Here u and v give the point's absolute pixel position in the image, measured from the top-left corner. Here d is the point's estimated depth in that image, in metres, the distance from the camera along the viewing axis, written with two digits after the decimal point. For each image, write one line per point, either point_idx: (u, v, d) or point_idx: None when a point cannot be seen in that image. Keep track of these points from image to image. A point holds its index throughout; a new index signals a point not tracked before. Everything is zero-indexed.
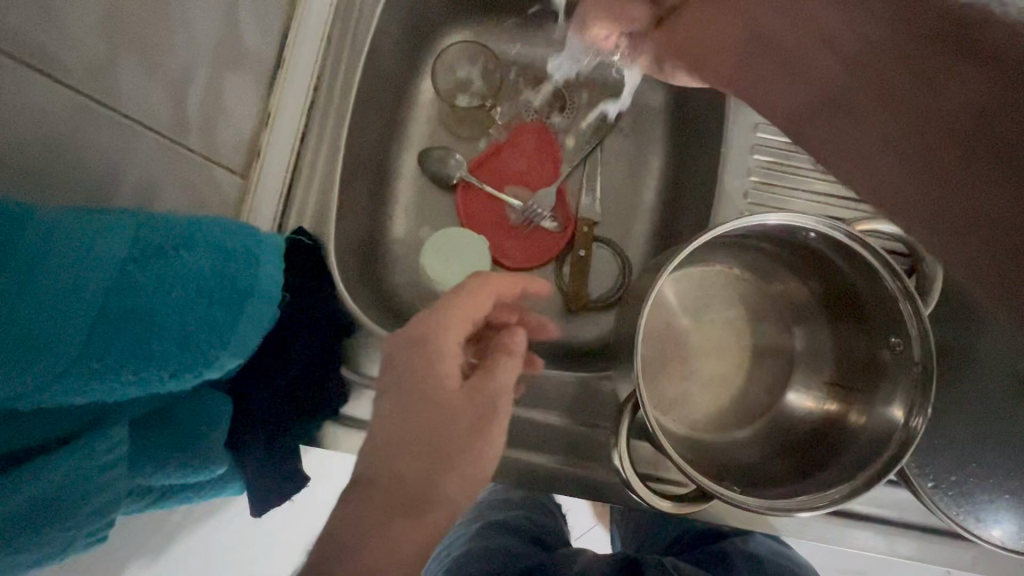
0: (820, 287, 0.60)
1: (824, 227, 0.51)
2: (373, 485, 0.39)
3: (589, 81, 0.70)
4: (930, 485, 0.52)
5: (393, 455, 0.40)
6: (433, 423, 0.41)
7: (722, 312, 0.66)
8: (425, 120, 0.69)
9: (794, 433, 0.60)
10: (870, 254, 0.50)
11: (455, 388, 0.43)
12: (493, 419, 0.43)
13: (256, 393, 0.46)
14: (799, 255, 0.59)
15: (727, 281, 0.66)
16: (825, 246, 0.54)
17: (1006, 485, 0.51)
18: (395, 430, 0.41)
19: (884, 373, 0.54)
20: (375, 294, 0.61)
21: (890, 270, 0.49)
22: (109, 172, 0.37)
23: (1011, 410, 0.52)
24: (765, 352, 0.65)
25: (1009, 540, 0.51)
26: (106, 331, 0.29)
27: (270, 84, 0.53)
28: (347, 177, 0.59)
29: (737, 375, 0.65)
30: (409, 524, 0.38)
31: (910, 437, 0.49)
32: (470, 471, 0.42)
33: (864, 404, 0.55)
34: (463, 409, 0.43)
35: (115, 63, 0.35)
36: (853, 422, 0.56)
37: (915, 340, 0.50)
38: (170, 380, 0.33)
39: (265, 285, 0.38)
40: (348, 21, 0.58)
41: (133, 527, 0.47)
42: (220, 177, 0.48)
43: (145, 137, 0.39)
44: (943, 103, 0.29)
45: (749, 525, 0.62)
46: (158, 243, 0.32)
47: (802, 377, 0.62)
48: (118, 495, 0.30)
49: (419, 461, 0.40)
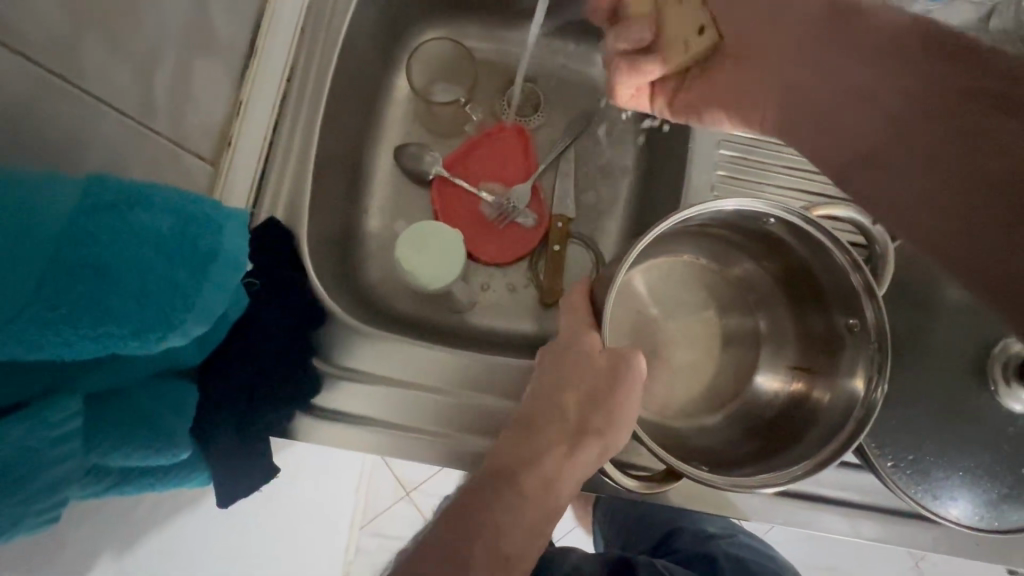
0: (778, 267, 0.55)
1: (779, 211, 0.47)
2: (540, 427, 0.44)
3: (561, 85, 0.75)
4: (889, 464, 0.50)
5: (559, 399, 0.45)
6: (588, 383, 0.45)
7: (688, 302, 0.60)
8: (400, 116, 0.73)
9: (760, 417, 0.54)
10: (824, 235, 0.47)
11: (602, 358, 0.45)
12: (633, 390, 0.45)
13: (224, 381, 0.49)
14: (756, 241, 0.55)
15: (691, 267, 0.60)
16: (782, 231, 0.51)
17: (962, 462, 0.50)
18: (557, 386, 0.45)
19: (844, 347, 0.50)
20: (349, 286, 0.64)
21: (840, 243, 0.47)
22: (72, 147, 0.38)
23: (967, 394, 0.52)
24: (731, 339, 0.59)
25: (966, 517, 0.50)
26: (62, 280, 0.30)
27: (242, 76, 0.56)
28: (322, 166, 0.61)
29: (708, 363, 0.59)
30: (569, 455, 0.43)
31: (869, 412, 0.45)
32: (619, 420, 0.44)
33: (827, 381, 0.51)
34: (605, 375, 0.45)
35: (80, 45, 0.37)
36: (818, 402, 0.51)
37: (874, 319, 0.47)
38: (132, 338, 0.34)
39: (229, 250, 0.39)
40: (321, 15, 0.60)
41: (98, 517, 0.43)
42: (187, 163, 0.50)
43: (109, 115, 0.41)
44: (967, 141, 0.34)
45: (717, 508, 0.56)
46: (111, 201, 0.33)
47: (768, 359, 0.56)
48: (69, 471, 0.32)
49: (580, 401, 0.44)
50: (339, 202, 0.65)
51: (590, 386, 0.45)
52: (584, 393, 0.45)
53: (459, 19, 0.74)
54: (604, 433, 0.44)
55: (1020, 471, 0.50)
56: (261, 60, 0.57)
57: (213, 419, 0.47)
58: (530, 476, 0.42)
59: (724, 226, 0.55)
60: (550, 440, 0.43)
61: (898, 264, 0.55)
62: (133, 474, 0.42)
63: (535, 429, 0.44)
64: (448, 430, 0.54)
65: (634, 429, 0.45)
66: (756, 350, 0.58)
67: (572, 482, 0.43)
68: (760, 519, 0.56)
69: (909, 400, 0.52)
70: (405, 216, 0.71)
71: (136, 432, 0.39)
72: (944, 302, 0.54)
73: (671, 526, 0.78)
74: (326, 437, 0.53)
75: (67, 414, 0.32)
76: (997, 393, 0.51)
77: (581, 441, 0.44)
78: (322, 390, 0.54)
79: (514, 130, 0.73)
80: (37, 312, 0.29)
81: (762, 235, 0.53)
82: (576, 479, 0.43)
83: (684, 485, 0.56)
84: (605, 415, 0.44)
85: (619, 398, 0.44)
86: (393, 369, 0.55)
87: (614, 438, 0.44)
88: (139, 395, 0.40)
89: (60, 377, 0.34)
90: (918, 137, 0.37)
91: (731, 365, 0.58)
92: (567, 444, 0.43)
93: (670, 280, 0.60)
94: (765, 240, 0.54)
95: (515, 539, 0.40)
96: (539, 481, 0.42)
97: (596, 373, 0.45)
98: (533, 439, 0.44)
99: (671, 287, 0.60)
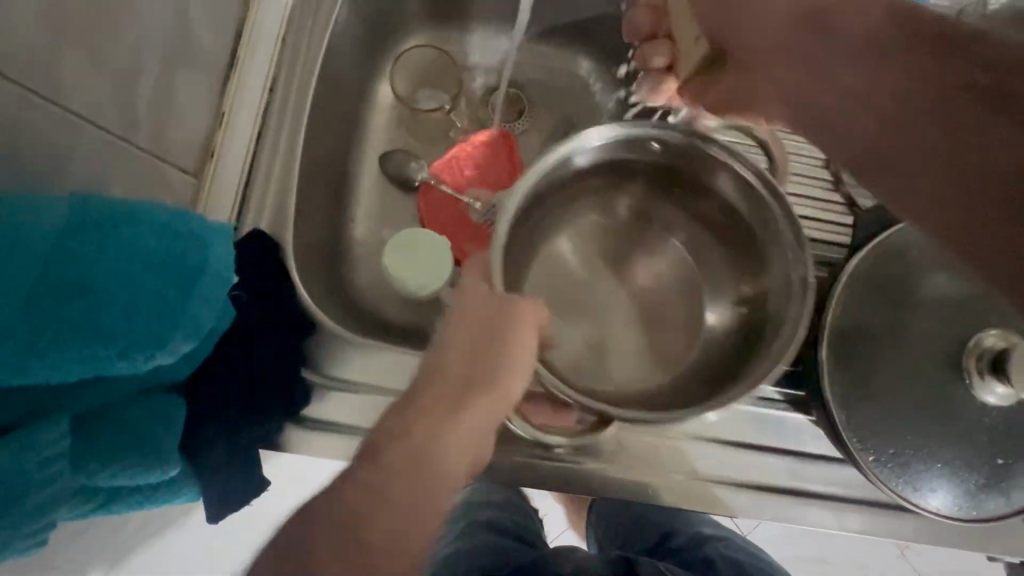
0: (686, 201, 0.56)
1: (637, 130, 0.51)
2: (428, 388, 0.42)
3: (545, 90, 0.76)
4: (871, 458, 0.52)
5: (444, 362, 0.43)
6: (479, 326, 0.44)
7: (623, 274, 0.60)
8: (385, 123, 0.73)
9: (719, 359, 0.53)
10: (681, 133, 0.51)
11: (488, 292, 0.45)
12: (512, 341, 0.43)
13: (214, 395, 0.48)
14: (661, 186, 0.56)
15: (610, 231, 0.60)
16: (665, 157, 0.53)
17: (940, 453, 0.52)
18: (454, 343, 0.43)
19: (767, 248, 0.51)
20: (338, 295, 0.64)
21: (686, 128, 0.51)
22: (53, 165, 0.38)
23: (945, 387, 0.53)
24: (674, 290, 0.59)
25: (945, 507, 0.51)
26: (50, 301, 0.31)
27: (224, 87, 0.56)
28: (307, 175, 0.61)
29: (648, 326, 0.58)
30: (450, 415, 0.41)
31: (807, 283, 0.47)
32: (508, 366, 0.42)
33: (767, 286, 0.52)
34: (487, 312, 0.44)
35: (60, 61, 0.37)
36: (768, 306, 0.51)
37: (752, 173, 0.50)
38: (120, 357, 0.33)
39: (218, 265, 0.39)
40: (303, 23, 0.60)
41: (84, 538, 0.43)
42: (170, 176, 0.50)
43: (91, 131, 0.40)
44: (967, 138, 0.36)
45: (706, 506, 0.57)
46: (98, 219, 0.33)
47: (712, 294, 0.57)
48: (58, 494, 0.32)
49: (465, 356, 0.43)
50: (325, 211, 0.65)
51: (482, 327, 0.43)
52: (464, 349, 0.43)
53: (442, 26, 0.74)
54: (489, 381, 0.42)
55: (995, 461, 0.52)
56: (243, 70, 0.57)
57: (204, 434, 0.47)
58: (416, 450, 0.39)
59: (625, 174, 0.56)
60: (430, 398, 0.42)
61: (886, 263, 0.56)
62: (122, 493, 0.42)
63: (417, 389, 0.42)
64: None
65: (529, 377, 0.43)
66: (693, 279, 0.58)
67: (455, 449, 0.40)
68: (747, 515, 0.57)
69: (890, 395, 0.53)
70: (392, 223, 0.71)
71: (126, 450, 0.39)
72: (923, 298, 0.55)
73: (670, 528, 0.79)
74: (317, 449, 0.52)
75: (55, 437, 0.32)
76: (970, 385, 0.52)
77: (467, 396, 0.41)
78: (311, 401, 0.54)
79: (500, 135, 0.73)
80: (23, 333, 0.29)
81: (654, 176, 0.55)
82: (461, 436, 0.40)
83: (675, 484, 0.57)
84: (485, 364, 0.42)
85: (503, 342, 0.43)
86: (382, 376, 0.56)
87: (506, 384, 0.42)
88: (130, 412, 0.39)
89: (51, 398, 0.34)
90: (909, 135, 0.39)
91: (689, 328, 0.57)
92: (447, 408, 0.41)
93: (599, 244, 0.60)
94: (662, 180, 0.55)
95: (389, 512, 0.37)
96: (426, 454, 0.39)
97: (472, 313, 0.44)
98: (427, 406, 0.41)
99: (611, 247, 0.60)
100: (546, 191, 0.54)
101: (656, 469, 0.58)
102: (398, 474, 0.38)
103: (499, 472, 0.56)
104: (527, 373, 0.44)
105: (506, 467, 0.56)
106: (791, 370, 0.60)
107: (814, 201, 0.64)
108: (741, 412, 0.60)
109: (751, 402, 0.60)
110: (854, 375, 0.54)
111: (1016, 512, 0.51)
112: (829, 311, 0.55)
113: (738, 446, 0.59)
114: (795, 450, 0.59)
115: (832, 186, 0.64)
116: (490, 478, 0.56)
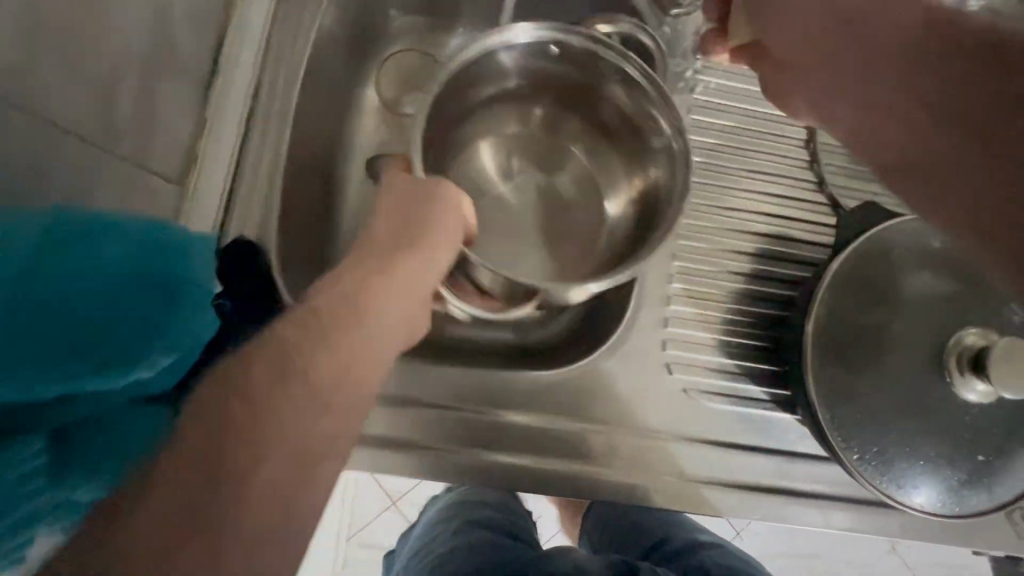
0: (584, 120, 0.61)
1: (555, 28, 0.53)
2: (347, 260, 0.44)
3: None
4: (855, 457, 0.52)
5: (371, 228, 0.46)
6: (400, 205, 0.47)
7: (539, 182, 0.65)
8: (371, 126, 0.72)
9: (620, 243, 0.60)
10: (591, 38, 0.53)
11: (406, 178, 0.48)
12: (432, 202, 0.47)
13: None
14: (561, 102, 0.61)
15: (527, 138, 0.64)
16: (562, 67, 0.57)
17: (922, 451, 0.52)
18: (383, 224, 0.46)
19: (650, 144, 0.57)
20: None
21: (587, 33, 0.53)
22: (29, 170, 0.37)
23: (929, 385, 0.54)
24: (574, 200, 0.64)
25: (929, 504, 0.52)
26: (25, 324, 0.30)
27: (206, 93, 0.56)
28: (295, 180, 0.60)
29: (552, 232, 0.64)
30: (380, 273, 0.43)
31: (685, 149, 0.53)
32: (420, 221, 0.46)
33: (660, 174, 0.56)
34: (404, 193, 0.47)
35: (36, 68, 0.36)
36: (658, 192, 0.56)
37: (636, 74, 0.54)
38: (101, 377, 0.34)
39: (198, 279, 0.39)
40: (286, 26, 0.59)
41: None
42: (153, 184, 0.50)
43: (68, 139, 0.40)
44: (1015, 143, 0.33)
45: (695, 505, 0.58)
46: (83, 235, 0.33)
47: (613, 188, 0.62)
48: (40, 511, 0.33)
49: (390, 219, 0.46)
50: (312, 216, 0.65)
51: (397, 205, 0.47)
52: (397, 231, 0.46)
53: (428, 28, 0.74)
54: (419, 241, 0.45)
55: (976, 458, 0.52)
56: (224, 77, 0.57)
57: None
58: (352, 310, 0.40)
59: (527, 97, 0.61)
60: (349, 267, 0.43)
61: (871, 262, 0.56)
62: None
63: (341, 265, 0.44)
64: (434, 442, 0.57)
65: (453, 238, 0.46)
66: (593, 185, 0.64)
67: (381, 306, 0.41)
68: (736, 515, 0.58)
69: (875, 394, 0.54)
70: None
71: None
72: (905, 297, 0.56)
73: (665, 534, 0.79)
74: None
75: (32, 452, 0.33)
76: (951, 383, 0.53)
77: (396, 252, 0.44)
78: None
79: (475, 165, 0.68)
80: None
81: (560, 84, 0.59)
82: (383, 309, 0.41)
83: (662, 485, 0.58)
84: (411, 226, 0.46)
85: (429, 209, 0.46)
86: None
87: (431, 244, 0.45)
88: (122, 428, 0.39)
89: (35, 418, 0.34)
90: (933, 144, 0.36)
91: (593, 223, 0.64)
92: (381, 261, 0.43)
93: (519, 153, 0.65)
94: (563, 101, 0.61)
95: (325, 364, 0.37)
96: (352, 312, 0.40)
97: (396, 193, 0.48)
98: (345, 271, 0.43)
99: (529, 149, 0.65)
100: (451, 90, 0.55)
101: (645, 470, 0.58)
102: (338, 333, 0.39)
103: (489, 476, 0.56)
104: (455, 247, 0.47)
105: (496, 471, 0.56)
106: (778, 369, 0.61)
107: (800, 202, 0.65)
108: (728, 413, 0.60)
109: (738, 401, 0.60)
110: (840, 374, 0.54)
111: (997, 507, 0.52)
112: (814, 310, 0.55)
113: (726, 447, 0.59)
114: (782, 449, 0.60)
115: (815, 186, 0.66)
116: (479, 482, 0.56)
